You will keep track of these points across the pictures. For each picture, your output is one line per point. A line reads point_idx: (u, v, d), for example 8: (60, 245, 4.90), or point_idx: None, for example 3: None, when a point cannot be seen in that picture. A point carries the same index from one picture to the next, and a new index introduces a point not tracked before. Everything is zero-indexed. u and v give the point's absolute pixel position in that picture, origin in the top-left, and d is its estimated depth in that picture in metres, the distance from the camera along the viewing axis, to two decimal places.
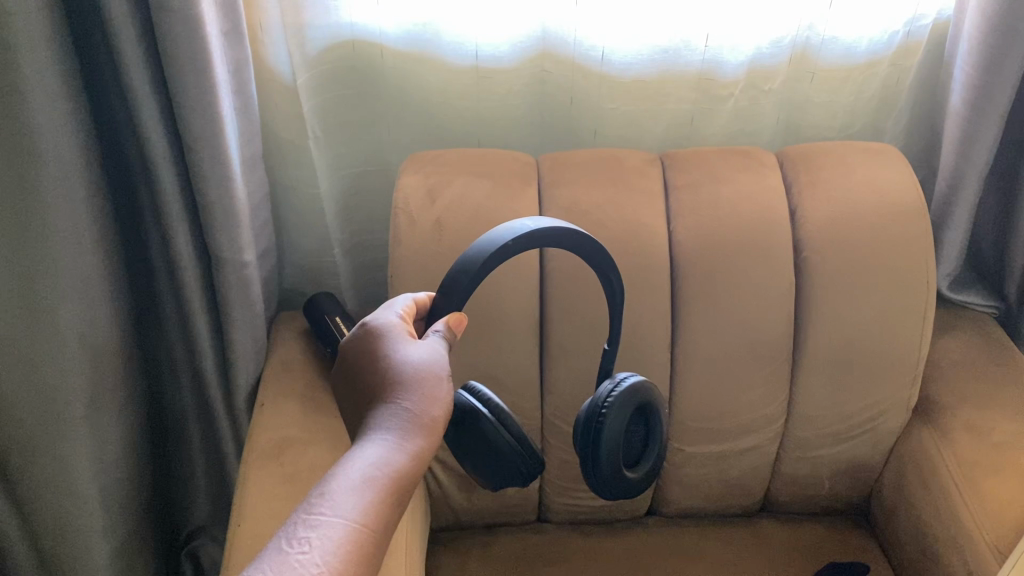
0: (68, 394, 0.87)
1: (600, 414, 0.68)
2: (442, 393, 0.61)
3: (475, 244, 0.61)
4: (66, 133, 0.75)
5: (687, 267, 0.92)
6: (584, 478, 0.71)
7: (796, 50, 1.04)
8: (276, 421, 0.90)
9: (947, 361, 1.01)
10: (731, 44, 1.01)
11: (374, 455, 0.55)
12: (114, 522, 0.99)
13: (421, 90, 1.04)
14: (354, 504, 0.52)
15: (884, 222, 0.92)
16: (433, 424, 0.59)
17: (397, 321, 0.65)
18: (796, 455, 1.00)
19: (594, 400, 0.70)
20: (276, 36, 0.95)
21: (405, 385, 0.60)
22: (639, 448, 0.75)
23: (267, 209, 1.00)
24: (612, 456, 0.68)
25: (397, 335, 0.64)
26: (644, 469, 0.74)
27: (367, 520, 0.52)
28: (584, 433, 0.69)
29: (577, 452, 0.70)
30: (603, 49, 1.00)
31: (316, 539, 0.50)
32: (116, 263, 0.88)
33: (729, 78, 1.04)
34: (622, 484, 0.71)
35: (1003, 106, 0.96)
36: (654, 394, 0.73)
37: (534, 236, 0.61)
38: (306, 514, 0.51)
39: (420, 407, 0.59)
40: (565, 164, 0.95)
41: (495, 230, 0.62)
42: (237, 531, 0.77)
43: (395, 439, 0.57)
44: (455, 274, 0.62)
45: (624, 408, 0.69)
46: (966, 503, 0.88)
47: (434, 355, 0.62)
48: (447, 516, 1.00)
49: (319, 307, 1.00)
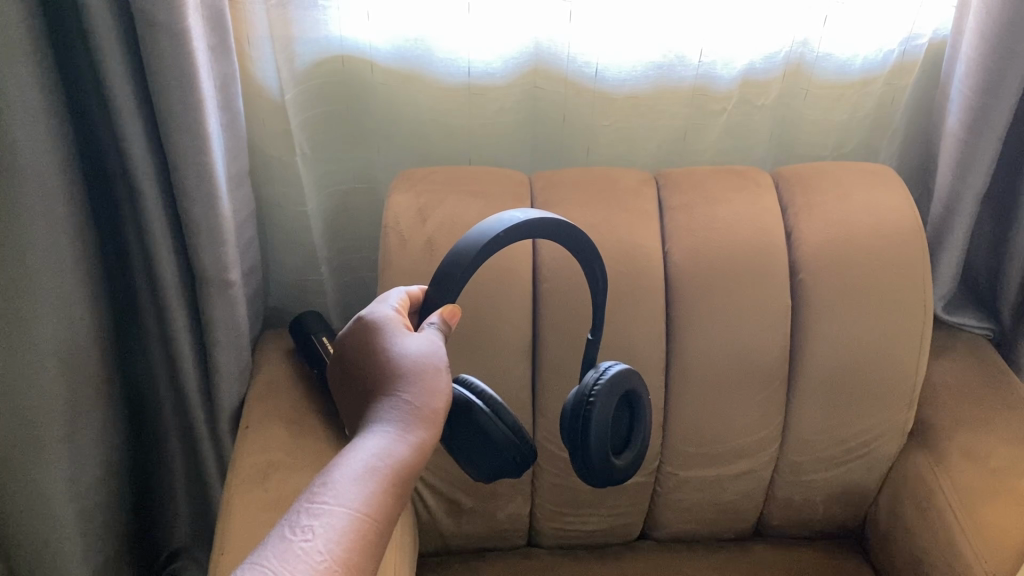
0: (46, 416, 0.84)
1: (586, 403, 0.67)
2: (441, 384, 0.62)
3: (466, 237, 0.61)
4: (45, 148, 0.73)
5: (681, 291, 0.91)
6: (572, 465, 0.70)
7: (791, 60, 1.02)
8: (262, 444, 0.87)
9: (943, 384, 1.00)
10: (726, 56, 0.99)
11: (375, 446, 0.57)
12: (91, 547, 0.96)
13: (410, 109, 1.02)
14: (356, 493, 0.54)
15: (881, 247, 0.91)
16: (433, 416, 0.61)
17: (392, 313, 0.67)
18: (791, 479, 0.98)
19: (580, 390, 0.68)
20: (264, 50, 0.92)
21: (405, 378, 0.62)
22: (625, 435, 0.73)
23: (254, 226, 0.97)
24: (600, 443, 0.67)
25: (395, 327, 0.65)
26: (631, 455, 0.72)
27: (370, 509, 0.54)
28: (571, 422, 0.68)
29: (565, 441, 0.68)
30: (597, 66, 0.98)
31: (319, 527, 0.52)
32: (97, 279, 0.85)
33: (723, 91, 1.03)
34: (609, 473, 0.69)
35: (1000, 127, 0.96)
36: (638, 383, 0.71)
37: (525, 227, 0.61)
38: (309, 503, 0.53)
39: (420, 400, 0.61)
40: (558, 183, 0.93)
41: (486, 222, 0.62)
42: (220, 561, 0.75)
43: (396, 430, 0.59)
44: (446, 271, 0.62)
45: (611, 395, 0.67)
46: (963, 531, 0.86)
47: (431, 348, 0.63)
48: (435, 541, 0.98)
49: (306, 326, 0.98)
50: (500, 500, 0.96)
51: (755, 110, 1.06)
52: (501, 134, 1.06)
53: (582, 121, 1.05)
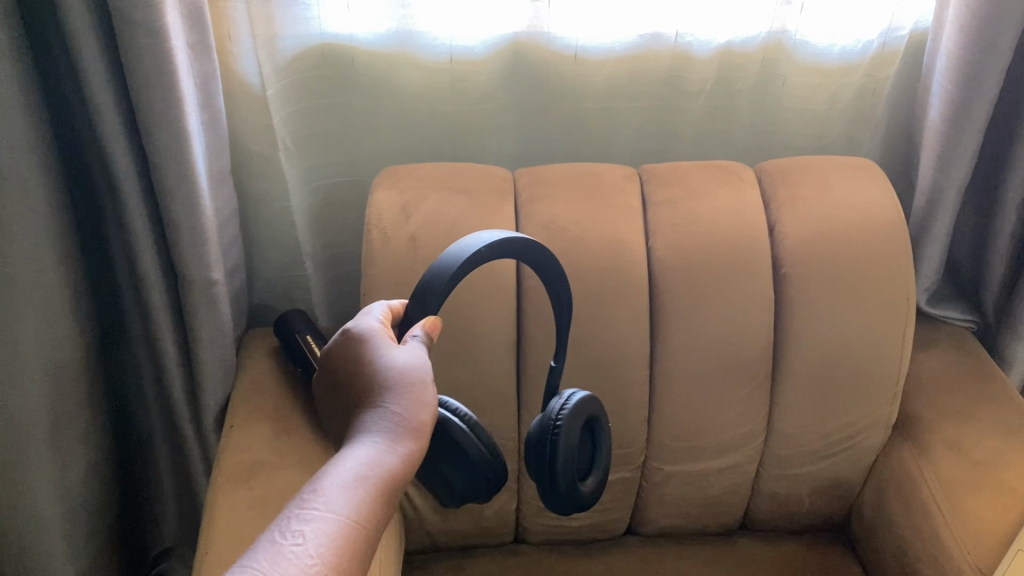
0: (30, 420, 0.83)
1: (553, 429, 0.67)
2: (428, 396, 0.62)
3: (443, 257, 0.61)
4: (24, 149, 0.72)
5: (664, 285, 0.91)
6: (538, 490, 0.70)
7: (770, 40, 1.02)
8: (246, 443, 0.87)
9: (927, 376, 1.00)
10: (705, 35, 0.98)
11: (364, 456, 0.57)
12: (74, 550, 0.95)
13: (392, 99, 1.02)
14: (346, 500, 0.54)
15: (863, 239, 0.91)
16: (420, 428, 0.60)
17: (377, 325, 0.66)
18: (776, 473, 0.99)
19: (545, 417, 0.68)
20: (245, 46, 0.92)
21: (392, 389, 0.61)
22: (588, 459, 0.73)
23: (237, 225, 0.97)
24: (568, 468, 0.67)
25: (381, 338, 0.65)
26: (596, 479, 0.72)
27: (359, 517, 0.54)
28: (537, 449, 0.68)
29: (532, 468, 0.69)
30: (577, 43, 0.98)
31: (310, 532, 0.51)
32: (78, 281, 0.85)
33: (703, 61, 1.01)
34: (575, 497, 0.70)
35: (980, 120, 0.96)
36: (599, 407, 0.72)
37: (502, 244, 0.62)
38: (299, 509, 0.53)
39: (408, 411, 0.60)
40: (541, 178, 0.93)
41: (463, 240, 0.61)
42: (204, 560, 0.74)
43: (384, 442, 0.59)
44: (425, 287, 0.61)
45: (576, 422, 0.67)
46: (947, 524, 0.87)
47: (417, 360, 0.63)
48: (422, 538, 0.98)
49: (289, 325, 0.97)
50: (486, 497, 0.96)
51: (735, 93, 1.07)
52: (485, 124, 1.06)
53: (564, 104, 1.06)
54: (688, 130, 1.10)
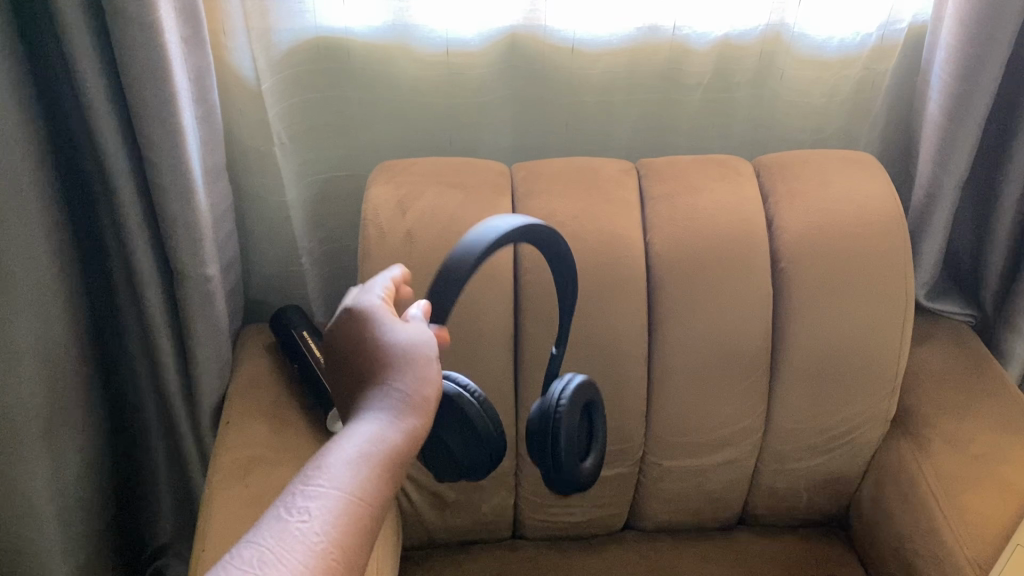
0: (26, 417, 0.83)
1: (554, 418, 0.67)
2: (433, 371, 0.60)
3: (464, 241, 0.61)
4: (18, 144, 0.72)
5: (662, 280, 0.90)
6: (542, 477, 0.70)
7: (768, 32, 1.02)
8: (242, 439, 0.86)
9: (925, 371, 1.00)
10: (703, 29, 0.98)
11: (370, 430, 0.56)
12: (70, 547, 0.95)
13: (388, 91, 1.02)
14: (351, 475, 0.53)
15: (862, 233, 0.91)
16: (425, 403, 0.59)
17: (378, 299, 0.64)
18: (774, 468, 0.98)
19: (543, 406, 0.68)
20: (240, 40, 0.90)
21: (396, 366, 0.59)
22: (586, 441, 0.74)
23: (232, 220, 0.96)
24: (570, 455, 0.67)
25: (382, 313, 0.62)
26: (597, 460, 0.73)
27: (365, 493, 0.53)
28: (538, 439, 0.68)
29: (534, 456, 0.68)
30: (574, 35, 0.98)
31: (315, 508, 0.51)
32: (73, 277, 0.84)
33: (701, 54, 1.01)
34: (579, 480, 0.70)
35: (981, 112, 0.95)
36: (596, 390, 0.72)
37: (522, 231, 0.63)
38: (303, 484, 0.52)
39: (412, 388, 0.59)
40: (538, 173, 0.93)
41: (481, 225, 0.62)
42: (201, 558, 0.74)
43: (389, 416, 0.58)
44: (444, 271, 0.61)
45: (576, 408, 0.67)
46: (946, 519, 0.86)
47: (421, 339, 0.61)
48: (420, 534, 0.98)
49: (286, 321, 0.96)
50: (483, 493, 0.96)
51: (733, 86, 1.07)
52: (482, 117, 1.06)
53: (562, 98, 1.05)
54: (686, 123, 1.10)
